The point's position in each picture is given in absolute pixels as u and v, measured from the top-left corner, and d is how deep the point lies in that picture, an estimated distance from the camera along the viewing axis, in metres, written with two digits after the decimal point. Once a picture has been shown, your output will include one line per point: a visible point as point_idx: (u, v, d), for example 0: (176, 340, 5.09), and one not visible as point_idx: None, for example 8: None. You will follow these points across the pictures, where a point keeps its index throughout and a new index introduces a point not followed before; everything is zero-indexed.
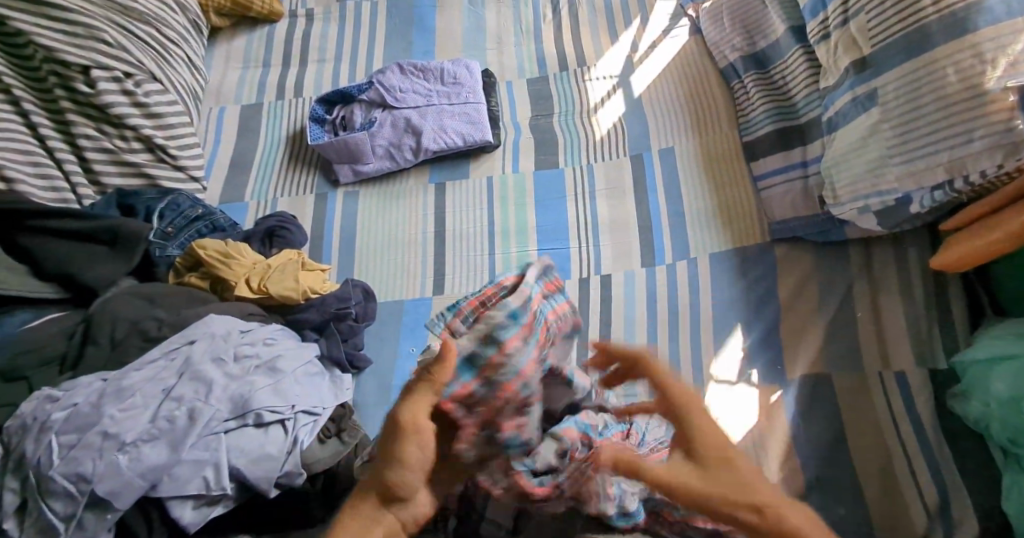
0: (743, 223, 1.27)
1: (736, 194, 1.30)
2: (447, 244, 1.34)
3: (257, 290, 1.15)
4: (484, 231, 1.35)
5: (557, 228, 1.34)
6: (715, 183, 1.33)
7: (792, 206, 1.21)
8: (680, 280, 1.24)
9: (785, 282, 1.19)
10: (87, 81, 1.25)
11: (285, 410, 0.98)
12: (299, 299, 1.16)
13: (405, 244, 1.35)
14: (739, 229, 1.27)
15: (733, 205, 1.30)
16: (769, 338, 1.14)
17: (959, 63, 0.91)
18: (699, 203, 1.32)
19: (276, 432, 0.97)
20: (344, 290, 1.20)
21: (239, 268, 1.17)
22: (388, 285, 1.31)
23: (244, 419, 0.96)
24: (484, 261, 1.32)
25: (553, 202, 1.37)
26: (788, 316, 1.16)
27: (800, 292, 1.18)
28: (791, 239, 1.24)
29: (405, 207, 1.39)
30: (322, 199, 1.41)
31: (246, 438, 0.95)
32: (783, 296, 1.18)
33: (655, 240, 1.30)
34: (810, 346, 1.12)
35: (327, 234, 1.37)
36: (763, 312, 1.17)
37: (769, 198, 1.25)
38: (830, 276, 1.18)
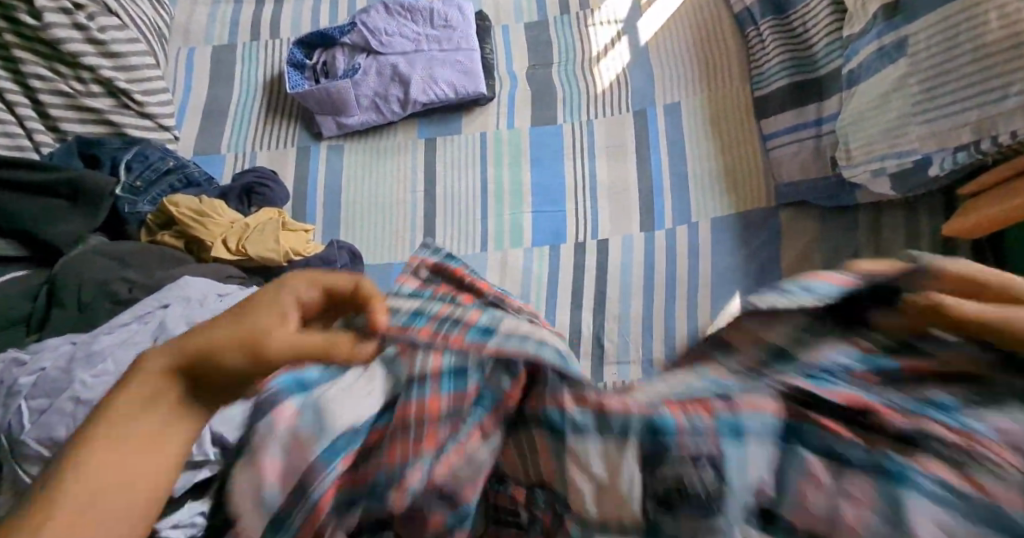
0: (750, 185, 1.20)
1: (744, 156, 1.23)
2: (438, 205, 1.27)
3: (236, 252, 1.08)
4: (476, 191, 1.27)
5: (553, 188, 1.26)
6: (722, 143, 1.25)
7: (802, 167, 1.13)
8: (680, 244, 1.18)
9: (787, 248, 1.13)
10: (32, 12, 1.14)
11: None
12: (282, 261, 1.09)
13: (392, 203, 1.27)
14: (746, 193, 1.20)
15: (739, 166, 1.23)
16: None
17: (1004, 6, 0.83)
18: (704, 164, 1.24)
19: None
20: (329, 252, 1.13)
21: (215, 228, 1.08)
22: (375, 246, 1.23)
23: None
24: (476, 224, 1.24)
25: (548, 161, 1.29)
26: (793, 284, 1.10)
27: (806, 258, 1.12)
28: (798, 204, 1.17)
29: (393, 164, 1.31)
30: (304, 154, 1.32)
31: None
32: (789, 262, 1.12)
33: (655, 201, 1.23)
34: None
35: (310, 192, 1.29)
36: (768, 279, 1.11)
37: (778, 159, 1.17)
38: (838, 242, 1.12)
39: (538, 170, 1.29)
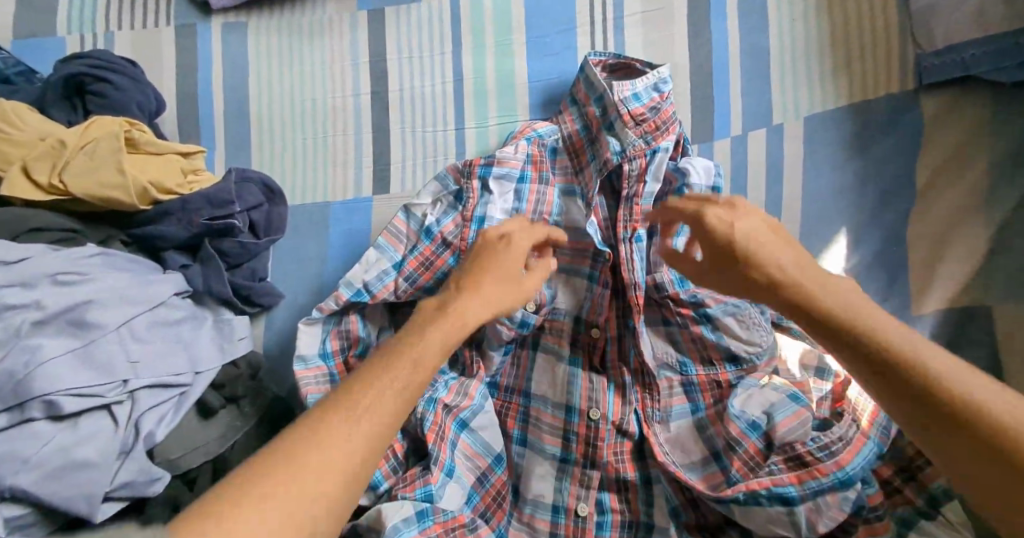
0: (887, 67, 0.86)
1: (873, 25, 0.87)
2: (392, 112, 0.90)
3: (51, 188, 0.66)
4: (447, 90, 0.90)
5: (562, 82, 0.90)
6: (835, 22, 0.88)
7: (976, 17, 0.78)
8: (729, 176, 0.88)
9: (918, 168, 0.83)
10: None
11: (108, 391, 0.59)
12: (135, 203, 0.68)
13: (328, 113, 0.91)
14: (873, 72, 0.86)
15: (860, 42, 0.88)
16: (887, 264, 0.82)
17: None
18: (805, 41, 0.89)
19: (92, 424, 0.57)
20: (225, 188, 0.77)
21: (13, 150, 0.67)
22: (306, 179, 0.89)
23: (26, 411, 0.55)
24: (448, 160, 0.89)
25: (558, 59, 0.91)
26: (916, 228, 0.81)
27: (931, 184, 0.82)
28: (956, 77, 0.82)
29: (324, 51, 0.92)
30: (186, 40, 0.91)
31: (34, 440, 0.55)
32: (901, 193, 0.83)
33: (710, 101, 0.90)
34: (949, 266, 0.77)
35: (204, 102, 0.90)
36: (872, 230, 0.83)
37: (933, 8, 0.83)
38: (977, 154, 0.80)
39: (543, 67, 0.91)
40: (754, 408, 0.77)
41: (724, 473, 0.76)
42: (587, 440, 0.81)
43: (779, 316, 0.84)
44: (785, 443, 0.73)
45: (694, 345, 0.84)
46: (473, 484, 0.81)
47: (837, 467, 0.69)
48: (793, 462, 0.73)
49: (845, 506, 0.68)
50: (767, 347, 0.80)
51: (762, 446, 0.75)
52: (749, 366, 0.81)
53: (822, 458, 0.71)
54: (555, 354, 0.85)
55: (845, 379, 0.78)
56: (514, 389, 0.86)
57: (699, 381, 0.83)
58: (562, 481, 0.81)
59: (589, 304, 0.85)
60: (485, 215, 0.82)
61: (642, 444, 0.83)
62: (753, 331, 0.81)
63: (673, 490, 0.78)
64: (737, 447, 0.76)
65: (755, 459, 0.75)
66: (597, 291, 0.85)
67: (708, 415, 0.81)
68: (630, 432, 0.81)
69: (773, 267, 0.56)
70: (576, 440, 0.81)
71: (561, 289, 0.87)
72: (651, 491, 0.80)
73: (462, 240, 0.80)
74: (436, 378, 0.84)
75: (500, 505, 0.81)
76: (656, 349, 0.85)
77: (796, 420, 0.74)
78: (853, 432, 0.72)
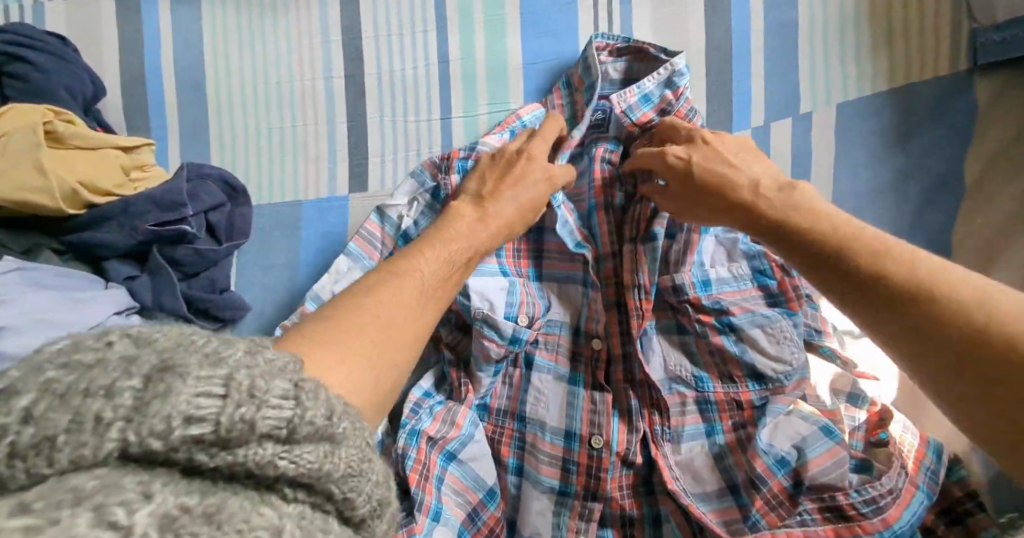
0: (934, 45, 0.79)
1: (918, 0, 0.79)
2: (369, 99, 0.79)
3: None
4: (432, 72, 0.79)
5: (563, 64, 0.80)
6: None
7: None
8: None
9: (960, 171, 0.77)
10: None
11: None
12: (60, 206, 0.63)
13: (296, 98, 0.79)
14: (918, 51, 0.79)
15: (904, 20, 0.79)
16: None
17: None
18: (839, 18, 0.79)
19: None
20: (176, 186, 0.68)
21: None
22: (273, 175, 0.78)
23: None
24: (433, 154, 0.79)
25: (557, 38, 0.80)
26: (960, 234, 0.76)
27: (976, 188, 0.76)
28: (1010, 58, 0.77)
29: (290, 27, 0.80)
30: (129, 15, 0.79)
31: None
32: (942, 198, 0.77)
33: (730, 86, 0.80)
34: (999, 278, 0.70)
35: (152, 86, 0.79)
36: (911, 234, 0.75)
37: None
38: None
39: (540, 47, 0.80)
40: (784, 440, 0.70)
41: (744, 512, 0.68)
42: (589, 471, 0.71)
43: (810, 331, 0.77)
44: (817, 486, 0.68)
45: (713, 357, 0.74)
46: (463, 522, 0.71)
47: (883, 524, 0.65)
48: (830, 512, 0.67)
49: None
50: (799, 366, 0.72)
51: (788, 486, 0.68)
52: (776, 385, 0.72)
53: (864, 512, 0.65)
54: (556, 375, 0.75)
55: (881, 409, 0.74)
56: (506, 412, 0.76)
57: (716, 398, 0.74)
58: (560, 520, 0.71)
59: (585, 313, 0.76)
60: None
61: (650, 477, 0.74)
62: (784, 347, 0.72)
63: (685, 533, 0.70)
64: (761, 485, 0.68)
65: (783, 503, 0.68)
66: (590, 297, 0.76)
67: (727, 442, 0.72)
68: (635, 462, 0.73)
69: (810, 228, 0.57)
70: (577, 470, 0.72)
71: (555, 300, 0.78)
72: (661, 530, 0.72)
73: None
74: (420, 403, 0.74)
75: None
76: (667, 356, 0.75)
77: (830, 460, 0.68)
78: (901, 485, 0.67)
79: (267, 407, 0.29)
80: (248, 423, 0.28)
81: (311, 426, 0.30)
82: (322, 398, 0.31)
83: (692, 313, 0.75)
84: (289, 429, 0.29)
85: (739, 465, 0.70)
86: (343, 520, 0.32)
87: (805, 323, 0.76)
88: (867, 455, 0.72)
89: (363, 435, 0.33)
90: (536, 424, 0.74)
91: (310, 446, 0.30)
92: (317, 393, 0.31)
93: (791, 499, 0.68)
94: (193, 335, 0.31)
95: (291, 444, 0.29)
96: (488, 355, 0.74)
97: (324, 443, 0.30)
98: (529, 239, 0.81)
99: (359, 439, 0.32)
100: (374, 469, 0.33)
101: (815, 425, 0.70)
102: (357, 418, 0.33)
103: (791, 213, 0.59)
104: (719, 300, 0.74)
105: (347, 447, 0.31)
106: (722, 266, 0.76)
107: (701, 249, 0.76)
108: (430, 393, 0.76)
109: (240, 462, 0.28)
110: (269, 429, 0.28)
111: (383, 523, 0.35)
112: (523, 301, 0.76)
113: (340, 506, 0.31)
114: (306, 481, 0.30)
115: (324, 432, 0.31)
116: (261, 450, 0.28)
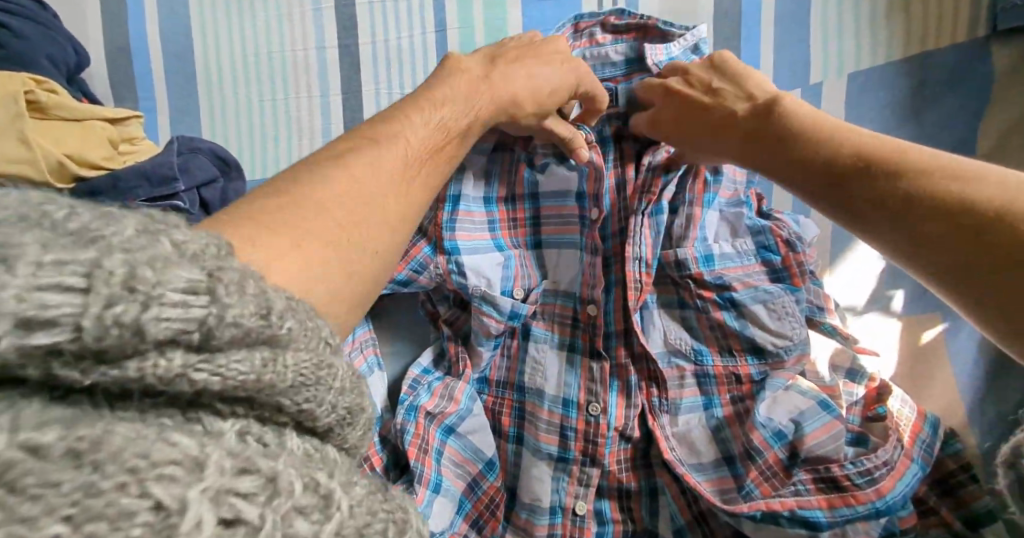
0: (954, 8, 0.76)
1: None
2: (364, 69, 0.77)
3: None
4: (429, 41, 0.76)
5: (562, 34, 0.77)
6: None
7: None
8: None
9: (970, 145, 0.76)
10: None
11: None
12: (45, 178, 0.61)
13: (288, 68, 0.76)
14: (936, 13, 0.76)
15: None
16: None
17: None
18: None
19: None
20: (167, 159, 0.66)
21: None
22: (267, 149, 0.76)
23: None
24: None
25: (558, 6, 0.77)
26: None
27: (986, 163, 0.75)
28: None
29: None
30: None
31: None
32: None
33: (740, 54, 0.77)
34: None
35: (138, 55, 0.76)
36: None
37: None
38: None
39: (539, 16, 0.77)
40: (784, 411, 0.69)
41: (738, 482, 0.68)
42: (586, 436, 0.72)
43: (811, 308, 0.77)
44: (813, 457, 0.67)
45: (713, 332, 0.73)
46: (463, 492, 0.72)
47: (876, 490, 0.64)
48: (824, 483, 0.66)
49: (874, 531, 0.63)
50: (799, 341, 0.71)
51: (784, 458, 0.68)
52: (777, 360, 0.72)
53: (854, 480, 0.65)
54: (552, 343, 0.75)
55: (880, 385, 0.73)
56: (506, 383, 0.75)
57: (715, 372, 0.73)
58: (557, 491, 0.71)
59: (580, 281, 0.75)
60: (460, 194, 0.76)
61: (649, 453, 0.73)
62: (785, 321, 0.71)
63: (680, 505, 0.71)
64: (756, 457, 0.68)
65: (778, 473, 0.67)
66: (589, 262, 0.74)
67: (725, 416, 0.72)
68: (633, 436, 0.73)
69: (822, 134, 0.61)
70: (575, 436, 0.72)
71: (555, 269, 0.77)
72: (658, 502, 0.72)
73: (437, 224, 0.74)
74: (419, 379, 0.74)
75: (495, 512, 0.72)
76: (667, 328, 0.74)
77: (826, 434, 0.67)
78: (895, 452, 0.66)
79: (163, 305, 0.22)
80: (134, 329, 0.21)
81: (237, 329, 0.25)
82: (250, 294, 0.26)
83: (694, 288, 0.74)
84: (203, 333, 0.23)
85: (737, 437, 0.70)
86: (305, 432, 0.28)
87: (808, 300, 0.77)
88: (863, 429, 0.71)
89: (315, 334, 0.29)
90: (535, 395, 0.74)
91: (239, 352, 0.25)
92: (242, 287, 0.26)
93: (790, 469, 0.67)
94: (41, 203, 0.23)
95: (210, 353, 0.24)
96: (491, 327, 0.73)
97: (262, 349, 0.26)
98: (525, 207, 0.78)
99: (311, 340, 0.28)
100: (336, 374, 0.29)
101: (812, 401, 0.69)
102: (305, 316, 0.29)
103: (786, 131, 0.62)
104: (722, 276, 0.73)
105: (296, 351, 0.27)
106: (727, 242, 0.75)
107: (706, 224, 0.74)
108: (429, 369, 0.76)
109: (134, 377, 0.22)
110: (170, 336, 0.22)
111: (358, 431, 0.31)
112: (519, 275, 0.76)
113: (297, 418, 0.27)
114: (244, 395, 0.25)
115: (260, 336, 0.26)
116: (166, 361, 0.23)
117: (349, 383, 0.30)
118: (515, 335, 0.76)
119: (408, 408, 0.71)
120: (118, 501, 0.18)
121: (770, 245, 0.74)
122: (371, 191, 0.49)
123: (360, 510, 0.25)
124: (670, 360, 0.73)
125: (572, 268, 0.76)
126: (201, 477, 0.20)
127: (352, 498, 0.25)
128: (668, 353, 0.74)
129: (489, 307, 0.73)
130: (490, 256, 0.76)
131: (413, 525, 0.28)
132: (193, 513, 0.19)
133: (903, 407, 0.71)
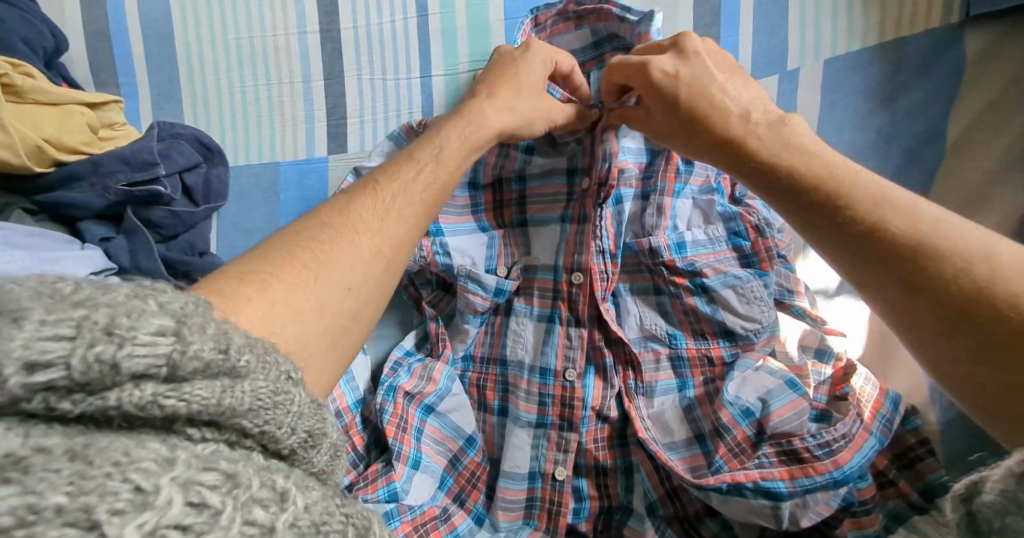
0: None
1: None
2: (346, 54, 0.77)
3: None
4: (411, 27, 0.76)
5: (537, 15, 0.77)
6: None
7: None
8: None
9: (941, 127, 0.77)
10: None
11: None
12: (26, 165, 0.63)
13: (269, 53, 0.77)
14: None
15: None
16: None
17: None
18: None
19: None
20: (145, 144, 0.67)
21: None
22: (250, 136, 0.77)
23: None
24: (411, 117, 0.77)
25: None
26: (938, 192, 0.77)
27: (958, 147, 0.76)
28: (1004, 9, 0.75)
29: None
30: None
31: None
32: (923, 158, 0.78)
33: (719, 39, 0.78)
34: None
35: (117, 40, 0.76)
36: None
37: None
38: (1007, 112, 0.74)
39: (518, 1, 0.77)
40: (752, 390, 0.72)
41: (707, 458, 0.71)
42: (563, 401, 0.75)
43: (782, 291, 0.79)
44: (778, 433, 0.70)
45: (686, 316, 0.76)
46: (444, 468, 0.75)
47: (833, 457, 0.67)
48: (786, 455, 0.69)
49: (833, 502, 0.66)
50: (768, 323, 0.74)
51: (752, 435, 0.70)
52: (745, 343, 0.75)
53: (816, 452, 0.68)
54: (533, 316, 0.77)
55: (846, 365, 0.76)
56: (489, 358, 0.78)
57: (688, 354, 0.76)
58: (535, 473, 0.74)
59: (565, 249, 0.76)
60: None
61: (624, 431, 0.76)
62: (753, 305, 0.74)
63: (648, 469, 0.74)
64: (723, 432, 0.71)
65: (745, 450, 0.70)
66: (575, 231, 0.76)
67: (696, 396, 0.75)
68: (609, 416, 0.76)
69: (803, 172, 0.55)
70: (553, 402, 0.75)
71: (537, 247, 0.79)
72: (631, 478, 0.74)
73: None
74: (399, 361, 0.77)
75: (477, 485, 0.75)
76: (641, 313, 0.77)
77: (792, 411, 0.70)
78: (852, 428, 0.69)
79: (135, 344, 0.25)
80: (109, 365, 0.24)
81: (199, 361, 0.27)
82: (211, 332, 0.28)
83: (668, 274, 0.76)
84: (170, 366, 0.26)
85: (707, 415, 0.73)
86: (270, 456, 0.30)
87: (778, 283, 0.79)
88: (828, 407, 0.74)
89: (274, 366, 0.31)
90: (518, 366, 0.76)
91: (203, 381, 0.27)
92: (205, 326, 0.28)
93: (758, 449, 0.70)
94: (53, 281, 0.25)
95: (177, 383, 0.26)
96: (473, 310, 0.76)
97: (223, 379, 0.28)
98: (513, 188, 0.81)
99: (269, 372, 0.30)
100: (293, 399, 0.31)
101: (780, 382, 0.72)
102: (265, 351, 0.31)
103: (779, 147, 0.58)
104: (695, 262, 0.75)
105: (254, 380, 0.29)
106: (699, 229, 0.78)
107: (677, 212, 0.78)
108: (412, 352, 0.78)
109: (115, 406, 0.25)
110: (142, 369, 0.25)
111: (325, 455, 0.32)
112: (501, 253, 0.79)
113: (260, 441, 0.29)
114: (209, 418, 0.27)
115: (220, 368, 0.28)
116: (139, 391, 0.25)
117: (309, 407, 0.32)
118: (498, 320, 0.79)
119: (388, 388, 0.74)
120: (105, 483, 0.21)
121: (744, 232, 0.77)
122: (335, 236, 0.50)
123: (316, 508, 0.27)
124: (638, 342, 0.77)
125: (553, 247, 0.78)
126: (171, 469, 0.23)
127: (308, 498, 0.27)
128: (642, 338, 0.77)
129: (474, 289, 0.76)
130: (471, 240, 0.79)
131: (374, 533, 0.30)
132: (165, 494, 0.22)
133: (868, 382, 0.74)
